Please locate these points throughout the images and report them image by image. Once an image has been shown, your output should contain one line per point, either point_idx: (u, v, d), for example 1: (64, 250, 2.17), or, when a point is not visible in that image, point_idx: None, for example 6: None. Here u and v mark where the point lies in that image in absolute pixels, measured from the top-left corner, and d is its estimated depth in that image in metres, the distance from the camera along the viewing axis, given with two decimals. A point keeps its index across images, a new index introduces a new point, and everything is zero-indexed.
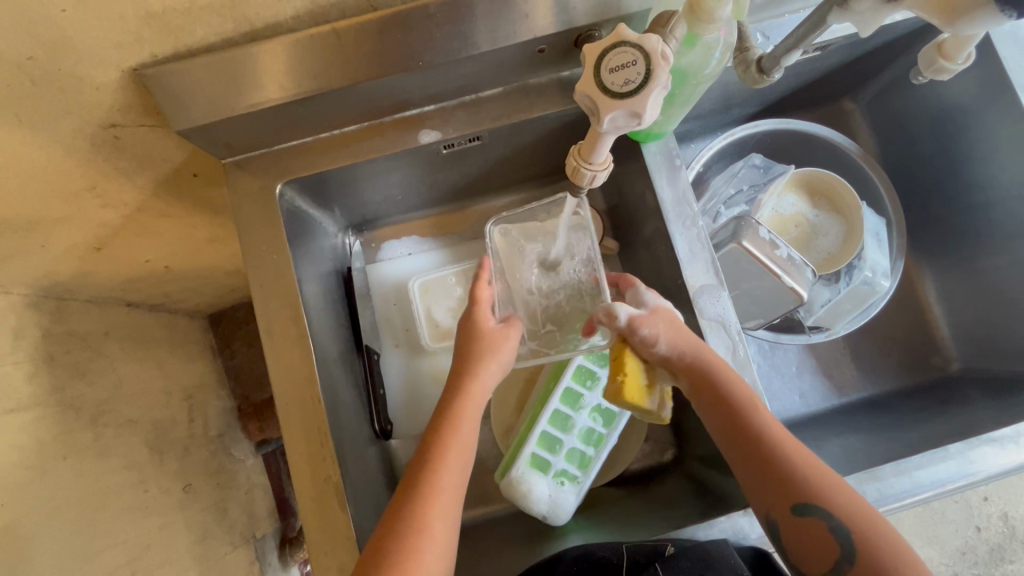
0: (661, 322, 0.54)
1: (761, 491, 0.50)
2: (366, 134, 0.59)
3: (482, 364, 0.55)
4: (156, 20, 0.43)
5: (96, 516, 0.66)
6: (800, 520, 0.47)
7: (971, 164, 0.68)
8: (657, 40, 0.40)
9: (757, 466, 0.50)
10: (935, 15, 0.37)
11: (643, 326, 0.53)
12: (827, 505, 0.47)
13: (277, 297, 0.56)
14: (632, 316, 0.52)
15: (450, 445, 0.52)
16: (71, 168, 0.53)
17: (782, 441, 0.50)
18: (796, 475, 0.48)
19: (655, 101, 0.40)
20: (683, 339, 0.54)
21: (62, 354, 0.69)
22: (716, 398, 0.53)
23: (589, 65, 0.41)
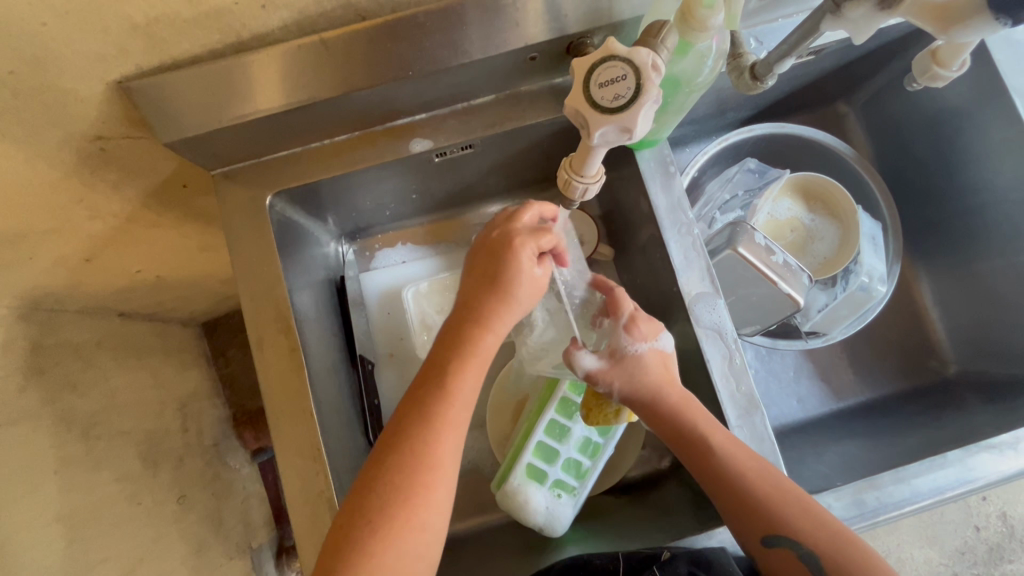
0: (619, 376, 0.55)
1: (732, 523, 0.50)
2: (356, 143, 0.59)
3: (505, 296, 0.51)
4: (140, 32, 0.43)
5: (88, 531, 0.66)
6: (772, 553, 0.48)
7: (966, 168, 0.68)
8: (647, 52, 0.39)
9: (722, 501, 0.50)
10: (929, 23, 0.37)
11: (597, 382, 0.55)
12: (795, 534, 0.47)
13: (267, 309, 0.55)
14: (586, 372, 0.55)
15: (465, 375, 0.49)
16: (57, 181, 0.52)
17: (748, 474, 0.49)
18: (765, 506, 0.48)
19: (643, 119, 0.40)
20: (642, 383, 0.55)
21: (53, 366, 0.68)
22: (679, 434, 0.53)
23: (578, 79, 0.41)
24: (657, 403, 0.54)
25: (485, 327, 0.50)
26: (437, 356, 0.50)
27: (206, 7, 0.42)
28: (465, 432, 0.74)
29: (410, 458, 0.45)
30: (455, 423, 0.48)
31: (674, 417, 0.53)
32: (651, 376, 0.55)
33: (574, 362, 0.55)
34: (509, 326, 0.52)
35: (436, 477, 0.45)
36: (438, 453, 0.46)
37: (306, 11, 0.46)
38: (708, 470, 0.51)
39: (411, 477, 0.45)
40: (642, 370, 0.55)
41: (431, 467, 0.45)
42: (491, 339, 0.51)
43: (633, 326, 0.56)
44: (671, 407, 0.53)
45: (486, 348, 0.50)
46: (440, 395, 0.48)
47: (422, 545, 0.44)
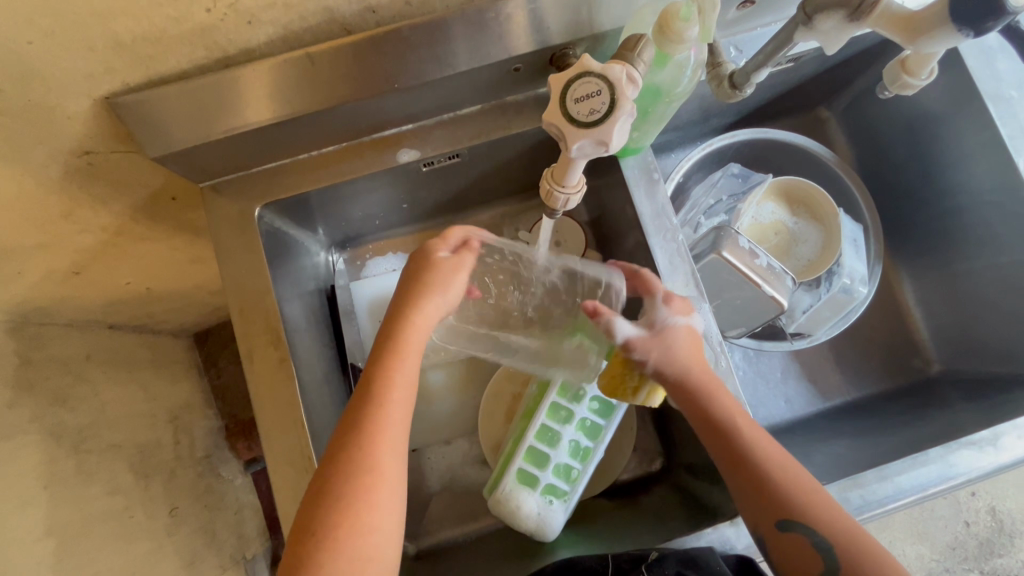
0: (660, 347, 0.55)
1: (747, 509, 0.49)
2: (344, 154, 0.59)
3: (423, 296, 0.53)
4: (126, 50, 0.43)
5: (79, 546, 0.65)
6: (785, 539, 0.47)
7: (942, 171, 0.70)
8: (621, 68, 0.40)
9: (742, 486, 0.49)
10: (897, 34, 0.39)
11: (633, 350, 0.55)
12: (809, 521, 0.46)
13: (257, 321, 0.55)
14: (628, 336, 0.55)
15: (393, 377, 0.50)
16: (45, 196, 0.52)
17: (770, 459, 0.49)
18: (781, 491, 0.48)
19: (620, 133, 0.41)
20: (675, 358, 0.54)
21: (42, 381, 0.68)
22: (705, 417, 0.52)
23: (555, 95, 0.42)
24: (684, 382, 0.53)
25: (407, 334, 0.52)
26: (370, 367, 0.51)
27: (191, 24, 0.43)
28: (458, 439, 0.74)
29: (345, 468, 0.46)
30: (393, 429, 0.48)
31: (700, 397, 0.53)
32: (682, 351, 0.54)
33: (613, 327, 0.56)
34: (432, 319, 0.53)
35: (375, 481, 0.45)
36: (373, 458, 0.46)
37: (291, 26, 0.46)
38: (733, 452, 0.50)
39: (354, 485, 0.45)
40: (677, 345, 0.55)
41: (367, 468, 0.46)
42: (415, 335, 0.52)
43: (670, 297, 0.56)
44: (697, 385, 0.53)
45: (414, 346, 0.52)
46: (377, 401, 0.49)
47: (370, 548, 0.44)
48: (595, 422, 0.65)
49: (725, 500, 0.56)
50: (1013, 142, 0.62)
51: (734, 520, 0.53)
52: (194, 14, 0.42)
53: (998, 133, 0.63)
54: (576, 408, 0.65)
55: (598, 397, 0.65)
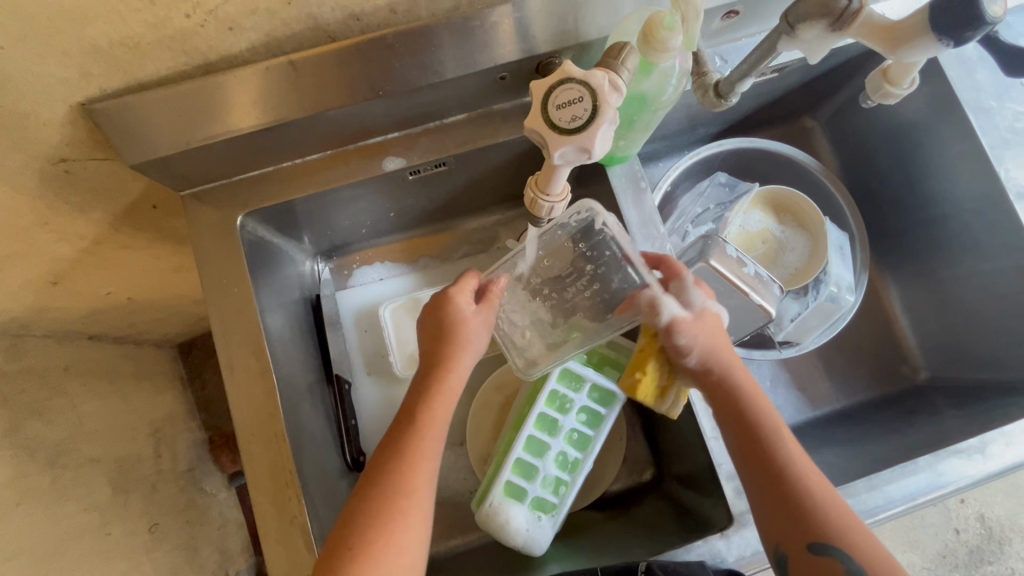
0: (704, 332, 0.53)
1: (774, 521, 0.47)
2: (329, 162, 0.59)
3: (457, 340, 0.55)
4: (103, 55, 0.42)
5: (51, 564, 0.64)
6: (814, 560, 0.45)
7: (926, 180, 0.70)
8: (602, 74, 0.40)
9: (772, 496, 0.48)
10: (879, 44, 0.39)
11: (680, 333, 0.52)
12: (843, 545, 0.44)
13: (238, 331, 0.54)
14: (676, 316, 0.52)
15: (433, 405, 0.52)
16: (20, 203, 0.51)
17: (809, 475, 0.47)
18: (816, 512, 0.46)
19: (602, 139, 0.41)
20: (718, 352, 0.53)
21: (17, 395, 0.68)
22: (741, 422, 0.51)
23: (536, 101, 0.41)
24: (723, 383, 0.53)
25: (449, 371, 0.54)
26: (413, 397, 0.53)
27: (170, 29, 0.42)
28: (446, 450, 0.73)
29: (386, 489, 0.47)
30: (433, 460, 0.50)
31: (742, 402, 0.52)
32: (727, 352, 0.53)
33: (660, 304, 0.52)
34: (467, 366, 0.56)
35: (411, 505, 0.47)
36: (413, 481, 0.48)
37: (273, 33, 0.46)
38: (770, 461, 0.48)
39: (389, 510, 0.46)
40: (720, 339, 0.53)
41: (405, 492, 0.47)
42: (454, 376, 0.54)
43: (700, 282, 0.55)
44: (739, 389, 0.52)
45: (452, 385, 0.54)
46: (420, 429, 0.51)
47: (401, 569, 0.45)
48: (584, 432, 0.64)
49: (715, 511, 0.55)
50: (994, 152, 0.63)
51: (725, 532, 0.52)
52: (173, 20, 0.41)
53: (979, 143, 0.64)
54: (564, 418, 0.63)
55: (587, 408, 0.64)
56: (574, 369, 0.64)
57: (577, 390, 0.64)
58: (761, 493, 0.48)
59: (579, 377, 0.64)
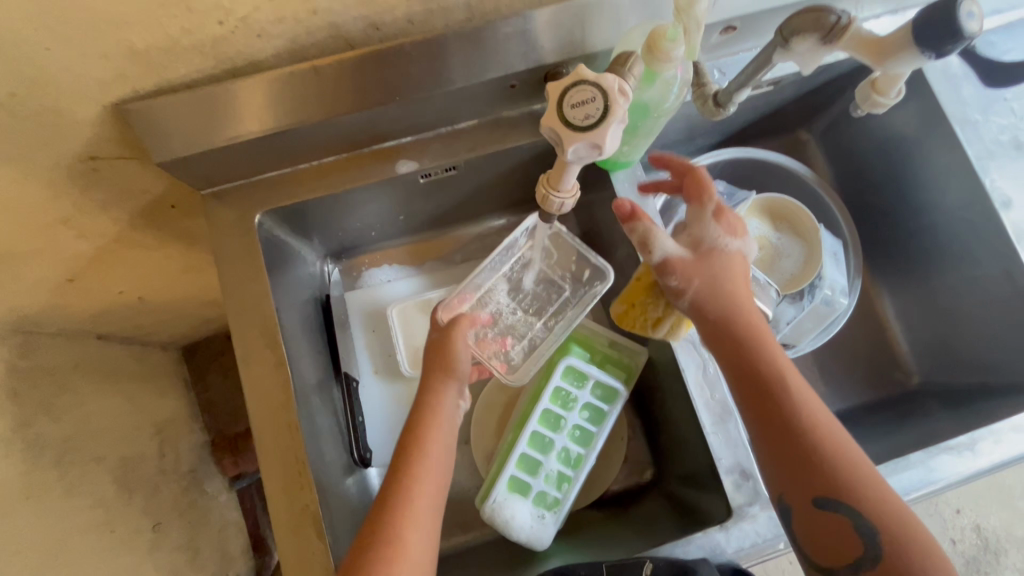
0: (703, 273, 0.54)
1: (782, 474, 0.48)
2: (344, 164, 0.61)
3: (444, 380, 0.58)
4: (138, 58, 0.45)
5: (57, 557, 0.65)
6: (819, 512, 0.46)
7: (916, 190, 0.73)
8: (614, 78, 0.43)
9: (780, 447, 0.48)
10: (867, 56, 0.42)
11: (672, 273, 0.54)
12: (850, 498, 0.45)
13: (253, 324, 0.56)
14: (667, 256, 0.54)
15: (428, 446, 0.54)
16: (46, 199, 0.54)
17: (822, 429, 0.47)
18: (825, 463, 0.46)
19: (613, 137, 0.43)
20: (722, 295, 0.53)
21: (27, 390, 0.69)
22: (746, 371, 0.51)
23: (552, 100, 0.43)
24: (730, 332, 0.52)
25: (440, 409, 0.57)
26: (407, 436, 0.55)
27: (203, 35, 0.45)
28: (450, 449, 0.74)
29: (379, 534, 0.48)
30: (428, 507, 0.51)
31: (750, 352, 0.51)
32: (733, 296, 0.54)
33: (653, 240, 0.54)
34: (456, 402, 0.58)
35: (403, 549, 0.48)
36: (404, 525, 0.49)
37: (297, 39, 0.49)
38: (780, 414, 0.48)
39: (381, 556, 0.47)
40: (725, 282, 0.54)
41: (397, 537, 0.48)
42: (446, 416, 0.57)
43: (720, 214, 0.56)
44: (747, 338, 0.52)
45: (445, 423, 0.56)
46: (415, 467, 0.52)
47: None
48: (587, 428, 0.65)
49: (714, 506, 0.57)
50: (980, 162, 0.66)
51: (724, 524, 0.54)
52: (206, 26, 0.44)
53: (965, 154, 0.67)
54: (568, 415, 0.65)
55: (590, 405, 0.65)
56: (577, 366, 0.65)
57: (580, 387, 0.65)
58: (769, 445, 0.49)
59: (583, 374, 0.66)
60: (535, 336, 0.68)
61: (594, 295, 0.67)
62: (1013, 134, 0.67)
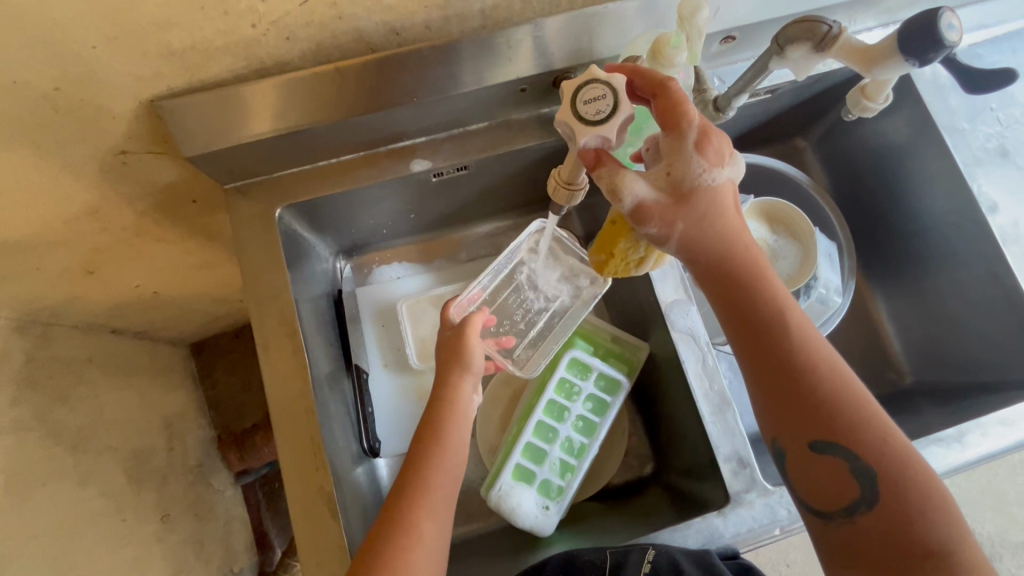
0: (689, 216, 0.45)
1: (777, 420, 0.45)
2: (360, 163, 0.64)
3: (461, 374, 0.59)
4: (176, 57, 0.48)
5: (71, 543, 0.66)
6: (817, 458, 0.44)
7: (907, 195, 0.76)
8: (624, 78, 0.45)
9: (778, 393, 0.45)
10: (857, 63, 0.45)
11: (651, 218, 0.45)
12: (851, 444, 0.43)
13: (272, 314, 0.58)
14: (641, 200, 0.44)
15: (444, 438, 0.55)
16: (77, 190, 0.56)
17: (823, 374, 0.44)
18: (826, 407, 0.43)
19: (620, 131, 0.45)
20: (712, 238, 0.45)
21: (45, 379, 0.71)
22: (745, 314, 0.46)
23: (566, 98, 0.46)
24: (725, 270, 0.46)
25: (457, 402, 0.58)
26: (425, 429, 0.57)
27: (236, 37, 0.48)
28: None
29: (393, 522, 0.50)
30: (442, 497, 0.52)
31: (746, 291, 0.46)
32: (726, 233, 0.46)
33: (623, 182, 0.44)
34: (473, 394, 0.60)
35: (415, 539, 0.49)
36: (417, 515, 0.50)
37: (323, 43, 0.52)
38: (779, 358, 0.44)
39: (396, 542, 0.48)
40: (714, 223, 0.45)
41: (409, 526, 0.49)
42: (463, 409, 0.58)
43: (704, 142, 0.44)
44: (744, 278, 0.46)
45: (463, 417, 0.58)
46: (430, 459, 0.54)
47: None
48: (591, 418, 0.68)
49: (714, 493, 0.59)
50: (967, 168, 0.69)
51: (722, 510, 0.56)
52: (241, 28, 0.47)
53: (953, 160, 0.69)
54: (573, 406, 0.67)
55: (593, 396, 0.68)
56: (582, 358, 0.68)
57: (584, 379, 0.68)
58: (766, 391, 0.45)
59: (586, 366, 0.69)
60: (540, 330, 0.70)
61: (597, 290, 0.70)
62: (998, 142, 0.70)
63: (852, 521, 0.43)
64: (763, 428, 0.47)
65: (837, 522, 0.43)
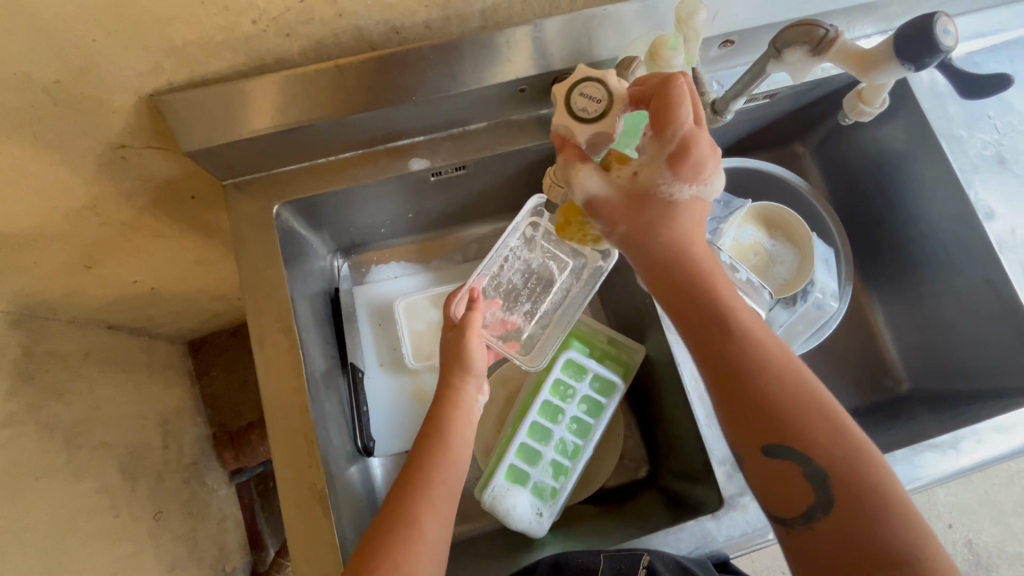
0: (641, 216, 0.46)
1: (732, 426, 0.45)
2: (359, 160, 0.64)
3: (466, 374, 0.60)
4: (176, 52, 0.48)
5: (64, 538, 0.66)
6: (771, 464, 0.43)
7: (906, 202, 0.76)
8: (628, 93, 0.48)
9: (727, 398, 0.44)
10: (853, 67, 0.45)
11: (600, 212, 0.47)
12: (805, 448, 0.42)
13: (268, 310, 0.58)
14: (591, 195, 0.46)
15: (449, 436, 0.56)
16: (76, 184, 0.56)
17: (772, 378, 0.43)
18: (777, 412, 0.43)
19: (595, 138, 0.48)
20: (659, 239, 0.45)
21: (41, 374, 0.71)
22: (692, 317, 0.45)
23: (570, 80, 0.49)
24: (673, 273, 0.45)
25: (461, 402, 0.59)
26: (429, 427, 0.57)
27: (237, 33, 0.48)
28: None
29: (396, 518, 0.49)
30: (445, 494, 0.52)
31: (693, 295, 0.45)
32: (676, 233, 0.45)
33: (576, 176, 0.47)
34: (477, 395, 0.60)
35: (419, 534, 0.49)
36: (421, 511, 0.50)
37: (323, 40, 0.52)
38: (726, 363, 0.44)
39: (399, 537, 0.48)
40: (664, 226, 0.45)
41: (414, 522, 0.49)
42: (466, 409, 0.59)
43: (680, 156, 0.44)
44: (693, 283, 0.45)
45: (466, 417, 0.58)
46: (434, 456, 0.54)
47: None
48: (586, 419, 0.67)
49: (708, 496, 0.59)
50: (964, 175, 0.69)
51: (716, 513, 0.55)
52: (241, 24, 0.47)
53: (951, 167, 0.69)
54: (568, 406, 0.67)
55: (588, 397, 0.68)
56: (577, 359, 0.68)
57: (580, 380, 0.68)
58: (717, 396, 0.45)
59: (582, 367, 0.68)
60: (546, 311, 0.70)
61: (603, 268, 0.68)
62: (995, 150, 0.70)
63: (811, 528, 0.42)
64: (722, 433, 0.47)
65: (796, 528, 0.43)
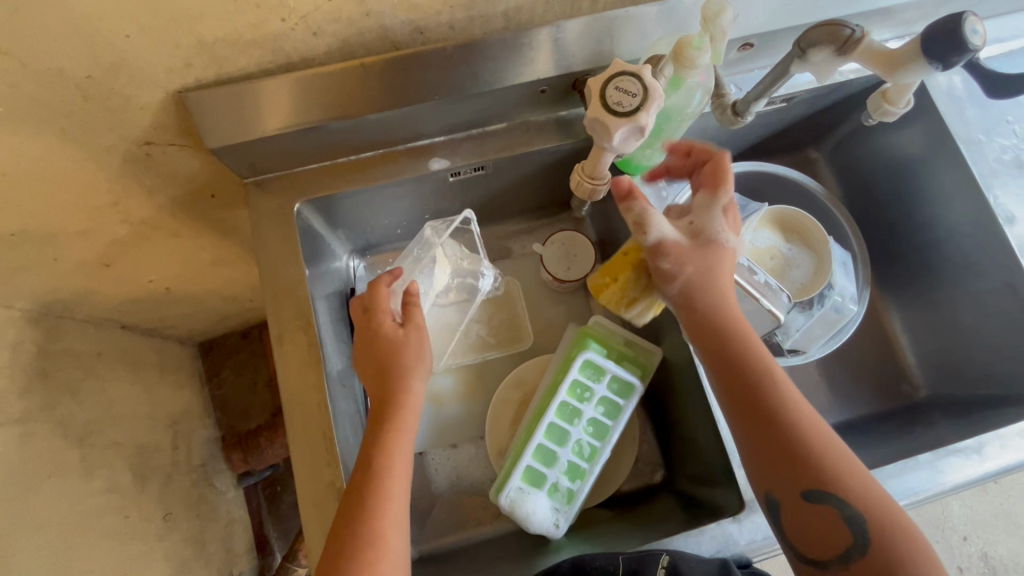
0: (694, 263, 0.54)
1: (768, 467, 0.47)
2: (379, 160, 0.64)
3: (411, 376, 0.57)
4: (205, 50, 0.49)
5: (74, 539, 0.65)
6: (810, 506, 0.45)
7: (922, 207, 0.75)
8: (661, 91, 0.48)
9: (765, 439, 0.47)
10: (878, 67, 0.46)
11: (666, 255, 0.54)
12: (841, 491, 0.44)
13: (288, 307, 0.59)
14: (663, 236, 0.54)
15: (395, 446, 0.53)
16: (100, 181, 0.57)
17: (808, 421, 0.47)
18: (812, 454, 0.45)
19: (624, 131, 0.49)
20: (705, 288, 0.53)
21: (55, 372, 0.71)
22: (732, 365, 0.50)
23: (606, 75, 0.50)
24: (715, 325, 0.52)
25: (407, 405, 0.56)
26: (374, 436, 0.54)
27: (265, 31, 0.49)
28: (465, 442, 0.75)
29: (355, 538, 0.48)
30: (400, 503, 0.51)
31: (731, 347, 0.51)
32: (720, 287, 0.53)
33: (651, 220, 0.54)
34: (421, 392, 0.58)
35: (382, 551, 0.48)
36: (382, 527, 0.48)
37: (349, 39, 0.53)
38: (766, 407, 0.48)
39: (364, 556, 0.47)
40: (713, 277, 0.54)
41: (375, 539, 0.48)
42: (409, 412, 0.56)
43: (729, 211, 0.56)
44: (733, 335, 0.51)
45: (410, 422, 0.55)
46: (385, 466, 0.52)
47: None
48: (603, 420, 0.67)
49: (728, 499, 0.58)
50: (984, 180, 0.69)
51: (738, 516, 0.55)
52: (271, 22, 0.48)
53: (969, 171, 0.69)
54: (586, 407, 0.67)
55: (606, 398, 0.67)
56: (596, 361, 0.67)
57: (598, 381, 0.67)
58: (755, 437, 0.48)
59: (600, 368, 0.68)
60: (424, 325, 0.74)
61: (475, 291, 0.76)
62: (1015, 154, 0.70)
63: (847, 569, 0.43)
64: (754, 481, 0.49)
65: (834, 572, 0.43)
